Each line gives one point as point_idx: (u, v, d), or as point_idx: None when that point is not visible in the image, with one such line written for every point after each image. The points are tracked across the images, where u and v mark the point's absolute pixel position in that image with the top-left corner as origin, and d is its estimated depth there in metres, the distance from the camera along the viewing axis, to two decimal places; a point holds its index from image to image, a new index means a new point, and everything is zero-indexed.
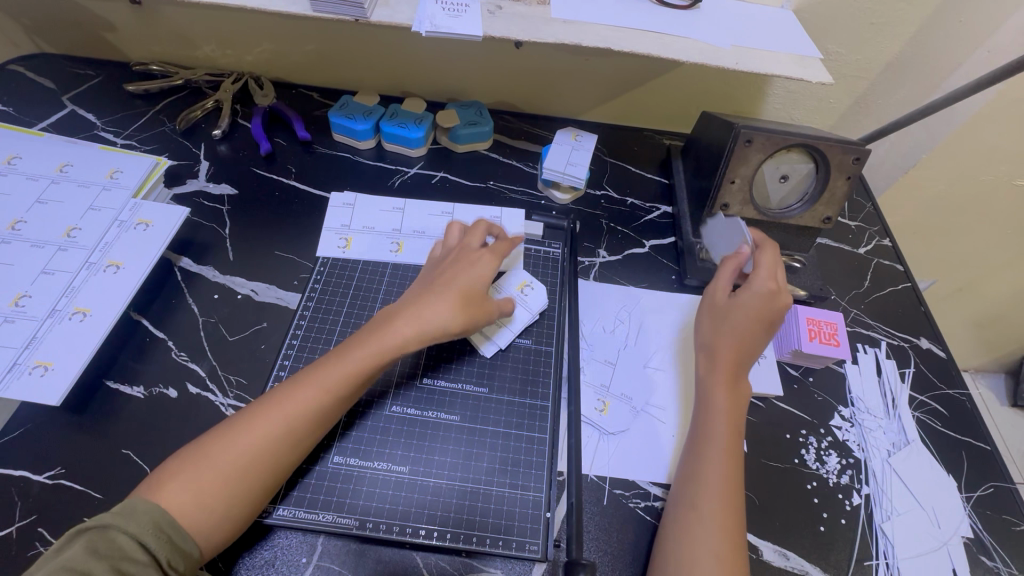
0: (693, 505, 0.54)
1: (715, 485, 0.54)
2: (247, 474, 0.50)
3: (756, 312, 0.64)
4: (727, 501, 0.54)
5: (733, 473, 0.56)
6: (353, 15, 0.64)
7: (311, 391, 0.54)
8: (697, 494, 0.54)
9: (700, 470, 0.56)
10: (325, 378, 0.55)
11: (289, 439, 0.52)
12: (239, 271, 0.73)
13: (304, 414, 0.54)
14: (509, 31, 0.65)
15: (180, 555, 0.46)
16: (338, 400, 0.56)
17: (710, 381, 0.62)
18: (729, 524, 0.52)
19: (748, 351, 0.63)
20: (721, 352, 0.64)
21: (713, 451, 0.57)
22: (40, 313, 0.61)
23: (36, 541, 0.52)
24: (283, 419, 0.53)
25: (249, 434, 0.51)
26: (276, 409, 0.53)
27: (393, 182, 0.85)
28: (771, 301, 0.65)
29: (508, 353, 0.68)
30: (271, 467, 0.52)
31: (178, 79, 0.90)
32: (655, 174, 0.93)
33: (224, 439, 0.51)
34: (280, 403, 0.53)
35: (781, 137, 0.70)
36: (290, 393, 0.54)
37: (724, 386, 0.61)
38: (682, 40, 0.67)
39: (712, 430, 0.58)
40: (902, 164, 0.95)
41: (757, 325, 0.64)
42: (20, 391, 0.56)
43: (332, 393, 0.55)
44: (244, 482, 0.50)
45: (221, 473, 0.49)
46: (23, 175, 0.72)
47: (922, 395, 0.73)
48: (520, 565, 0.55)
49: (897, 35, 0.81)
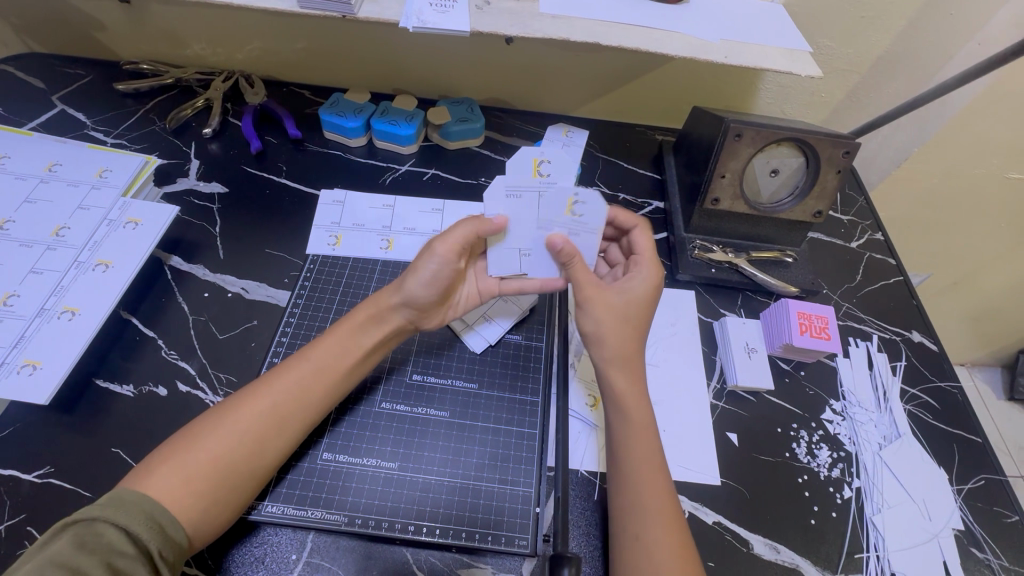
0: (640, 539, 0.50)
1: (658, 512, 0.51)
2: (237, 465, 0.50)
3: (636, 313, 0.61)
4: (668, 508, 0.52)
5: (664, 482, 0.54)
6: (341, 11, 0.64)
7: (304, 382, 0.55)
8: (642, 523, 0.51)
9: (638, 500, 0.52)
10: (316, 369, 0.56)
11: (281, 430, 0.53)
12: (229, 269, 0.73)
13: (295, 406, 0.54)
14: (497, 26, 0.64)
15: (170, 546, 0.46)
16: (329, 392, 0.57)
17: (625, 411, 0.58)
18: (681, 552, 0.50)
19: (634, 347, 0.61)
20: (622, 362, 0.60)
21: (643, 483, 0.53)
22: (28, 312, 0.61)
23: (25, 540, 0.52)
24: (273, 411, 0.53)
25: (239, 426, 0.51)
26: (264, 401, 0.53)
27: (384, 180, 0.85)
28: (651, 283, 0.62)
29: (498, 350, 0.68)
30: (261, 459, 0.52)
31: (168, 77, 0.90)
32: (647, 169, 0.92)
33: (212, 430, 0.51)
34: (270, 394, 0.54)
35: (770, 131, 0.70)
36: (281, 383, 0.54)
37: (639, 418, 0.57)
38: (671, 34, 0.67)
39: (636, 463, 0.54)
40: (895, 158, 0.95)
41: (635, 325, 0.61)
42: (8, 389, 0.56)
43: (326, 381, 0.56)
44: (234, 475, 0.50)
45: (208, 465, 0.49)
46: (12, 174, 0.71)
47: (913, 388, 0.73)
48: (509, 560, 0.55)
49: (888, 28, 0.81)
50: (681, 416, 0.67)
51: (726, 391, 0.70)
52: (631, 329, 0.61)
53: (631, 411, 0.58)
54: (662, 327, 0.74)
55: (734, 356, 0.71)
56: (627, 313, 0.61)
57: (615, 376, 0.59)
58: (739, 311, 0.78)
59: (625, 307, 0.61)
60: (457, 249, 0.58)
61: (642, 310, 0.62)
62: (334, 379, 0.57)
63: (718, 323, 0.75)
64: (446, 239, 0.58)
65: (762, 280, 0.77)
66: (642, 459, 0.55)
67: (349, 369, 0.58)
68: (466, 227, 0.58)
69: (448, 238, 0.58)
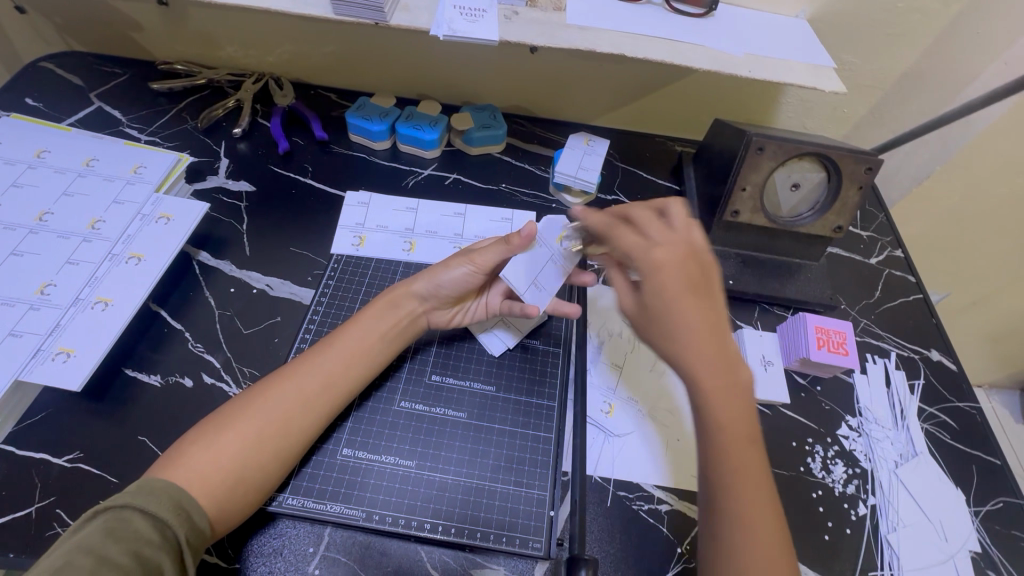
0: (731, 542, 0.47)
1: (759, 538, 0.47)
2: (262, 446, 0.52)
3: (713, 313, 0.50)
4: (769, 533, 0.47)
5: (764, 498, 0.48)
6: (374, 19, 0.65)
7: (326, 367, 0.58)
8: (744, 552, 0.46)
9: (736, 493, 0.48)
10: (344, 357, 0.59)
11: (306, 411, 0.55)
12: (255, 266, 0.75)
13: (318, 387, 0.56)
14: (525, 36, 0.66)
15: (195, 533, 0.47)
16: (351, 380, 0.59)
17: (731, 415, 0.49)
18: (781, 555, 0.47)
19: (718, 339, 0.50)
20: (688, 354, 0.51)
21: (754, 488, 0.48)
22: (64, 301, 0.63)
23: (54, 522, 0.54)
24: (296, 394, 0.55)
25: (266, 407, 0.54)
26: (291, 388, 0.55)
27: (406, 183, 0.86)
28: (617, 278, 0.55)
29: (516, 354, 0.68)
30: (283, 439, 0.53)
31: (201, 78, 0.92)
32: (666, 179, 0.93)
33: (240, 414, 0.53)
34: (296, 378, 0.56)
35: (793, 145, 0.70)
36: (307, 367, 0.57)
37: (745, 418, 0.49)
38: (696, 47, 0.68)
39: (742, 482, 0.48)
40: (916, 175, 0.94)
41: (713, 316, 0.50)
42: (44, 375, 0.58)
43: (345, 363, 0.59)
44: (259, 458, 0.52)
45: (238, 443, 0.51)
46: (51, 168, 0.74)
47: (932, 407, 0.73)
48: (523, 562, 0.55)
49: (913, 46, 0.81)
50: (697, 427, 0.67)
51: None
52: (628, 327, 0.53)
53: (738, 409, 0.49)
54: None
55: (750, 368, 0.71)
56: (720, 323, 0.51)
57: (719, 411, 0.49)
58: (756, 324, 0.78)
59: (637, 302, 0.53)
60: (488, 270, 0.64)
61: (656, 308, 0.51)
62: (356, 364, 0.59)
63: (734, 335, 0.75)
64: (479, 255, 0.64)
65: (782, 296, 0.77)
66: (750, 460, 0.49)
67: (366, 357, 0.60)
68: (498, 250, 0.63)
69: (478, 254, 0.64)
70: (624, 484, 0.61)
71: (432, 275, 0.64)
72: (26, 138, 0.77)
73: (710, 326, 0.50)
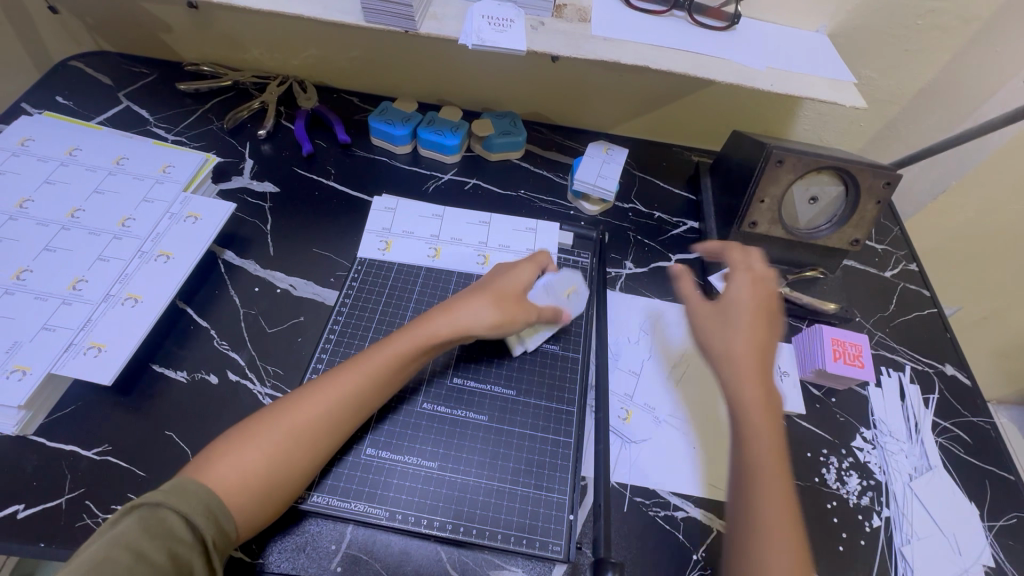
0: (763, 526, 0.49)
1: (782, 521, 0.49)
2: (291, 450, 0.53)
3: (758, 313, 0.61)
4: (788, 515, 0.50)
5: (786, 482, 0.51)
6: (403, 27, 0.67)
7: (349, 380, 0.58)
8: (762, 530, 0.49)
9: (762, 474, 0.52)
10: (376, 376, 0.59)
11: (327, 427, 0.55)
12: (279, 266, 0.76)
13: (346, 407, 0.57)
14: (551, 46, 0.67)
15: (222, 535, 0.48)
16: (377, 395, 0.59)
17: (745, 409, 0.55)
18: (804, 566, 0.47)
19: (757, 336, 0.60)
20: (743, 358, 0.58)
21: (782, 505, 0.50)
22: (95, 297, 0.64)
23: (83, 513, 0.55)
24: (323, 415, 0.55)
25: (294, 422, 0.54)
26: (317, 404, 0.56)
27: (427, 187, 0.87)
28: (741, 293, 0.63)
29: (536, 359, 0.69)
30: (311, 444, 0.54)
31: (227, 80, 0.94)
32: (682, 189, 0.94)
33: (269, 420, 0.54)
34: (326, 395, 0.56)
35: (812, 159, 0.71)
36: (337, 383, 0.57)
37: (769, 415, 0.55)
38: (719, 61, 0.69)
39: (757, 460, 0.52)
40: (931, 190, 0.95)
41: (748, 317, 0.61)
42: (75, 369, 0.59)
43: (365, 394, 0.58)
44: (283, 479, 0.52)
45: (266, 455, 0.52)
46: (83, 166, 0.76)
47: (946, 421, 0.73)
48: (542, 565, 0.56)
49: (931, 63, 0.82)
50: None
51: None
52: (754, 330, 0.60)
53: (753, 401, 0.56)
54: (696, 345, 0.75)
55: None
56: (732, 318, 0.61)
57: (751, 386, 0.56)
58: None
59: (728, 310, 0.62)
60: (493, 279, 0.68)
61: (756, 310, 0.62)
62: (384, 383, 0.59)
63: None
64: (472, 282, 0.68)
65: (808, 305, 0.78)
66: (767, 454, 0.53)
67: (403, 369, 0.60)
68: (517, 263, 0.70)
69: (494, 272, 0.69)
70: (642, 490, 0.62)
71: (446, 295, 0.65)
72: (59, 135, 0.78)
73: (755, 326, 0.60)
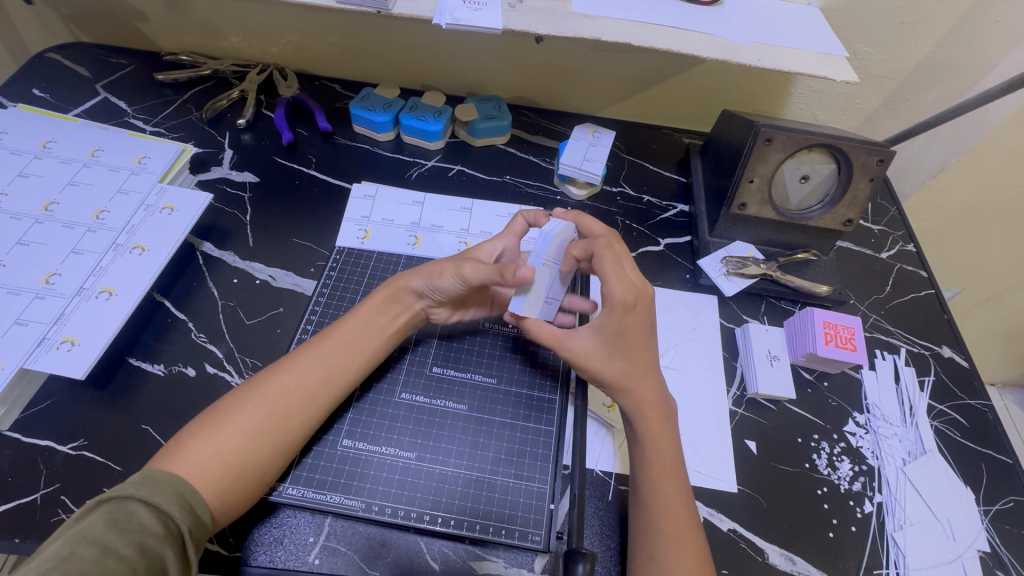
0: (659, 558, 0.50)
1: (678, 540, 0.51)
2: (267, 427, 0.53)
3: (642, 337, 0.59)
4: (684, 535, 0.52)
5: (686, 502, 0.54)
6: (376, 7, 0.64)
7: (320, 352, 0.58)
8: (659, 545, 0.51)
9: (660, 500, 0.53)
10: (350, 347, 0.59)
11: (300, 399, 0.55)
12: (258, 257, 0.75)
13: (319, 380, 0.57)
14: (529, 24, 0.65)
15: (197, 525, 0.47)
16: (353, 369, 0.59)
17: (641, 433, 0.57)
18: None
19: (642, 358, 0.59)
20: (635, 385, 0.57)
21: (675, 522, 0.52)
22: (69, 290, 0.63)
23: (58, 508, 0.55)
24: (298, 388, 0.55)
25: (268, 397, 0.54)
26: (293, 375, 0.56)
27: (410, 174, 0.86)
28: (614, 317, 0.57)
29: (518, 347, 0.68)
30: (287, 420, 0.54)
31: (206, 68, 0.92)
32: (672, 172, 0.92)
33: (243, 397, 0.54)
34: (297, 369, 0.56)
35: (802, 136, 0.69)
36: (310, 359, 0.57)
37: (660, 433, 0.57)
38: (704, 36, 0.67)
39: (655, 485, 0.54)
40: (930, 168, 0.92)
41: (630, 339, 0.58)
42: (48, 364, 0.58)
43: (337, 367, 0.58)
44: (258, 462, 0.52)
45: (239, 436, 0.51)
46: (56, 159, 0.74)
47: (942, 405, 0.71)
48: (523, 555, 0.55)
49: (928, 34, 0.79)
50: (704, 423, 0.66)
51: (746, 398, 0.69)
52: (639, 350, 0.59)
53: (650, 429, 0.57)
54: (684, 330, 0.74)
55: (755, 363, 0.70)
56: (624, 342, 0.58)
57: (637, 396, 0.57)
58: (762, 319, 0.76)
59: (618, 337, 0.58)
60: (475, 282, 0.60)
61: (642, 330, 0.59)
62: (360, 354, 0.60)
63: (740, 329, 0.74)
64: (468, 268, 0.59)
65: (801, 287, 0.76)
66: (667, 485, 0.54)
67: (377, 339, 0.61)
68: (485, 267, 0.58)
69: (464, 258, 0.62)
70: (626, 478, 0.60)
71: (426, 276, 0.62)
72: (32, 128, 0.77)
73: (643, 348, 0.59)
